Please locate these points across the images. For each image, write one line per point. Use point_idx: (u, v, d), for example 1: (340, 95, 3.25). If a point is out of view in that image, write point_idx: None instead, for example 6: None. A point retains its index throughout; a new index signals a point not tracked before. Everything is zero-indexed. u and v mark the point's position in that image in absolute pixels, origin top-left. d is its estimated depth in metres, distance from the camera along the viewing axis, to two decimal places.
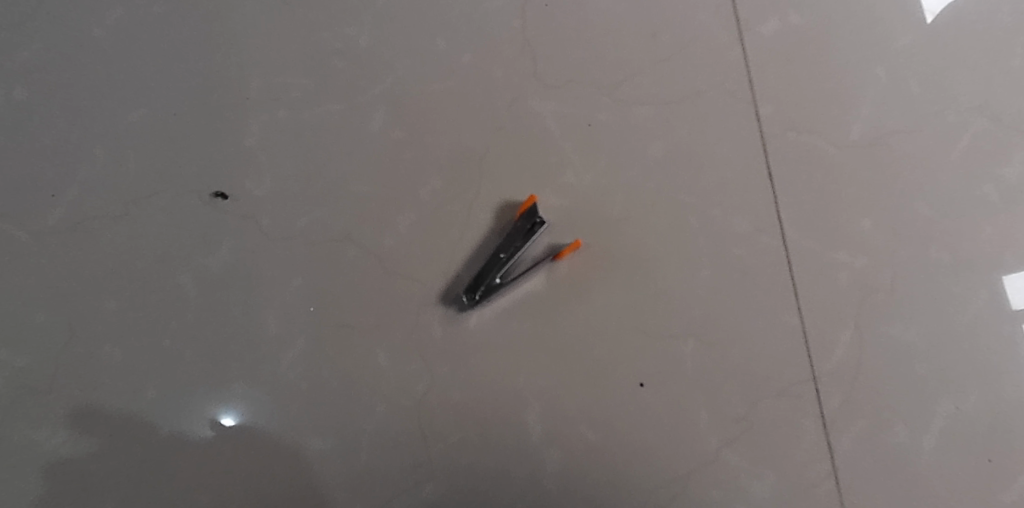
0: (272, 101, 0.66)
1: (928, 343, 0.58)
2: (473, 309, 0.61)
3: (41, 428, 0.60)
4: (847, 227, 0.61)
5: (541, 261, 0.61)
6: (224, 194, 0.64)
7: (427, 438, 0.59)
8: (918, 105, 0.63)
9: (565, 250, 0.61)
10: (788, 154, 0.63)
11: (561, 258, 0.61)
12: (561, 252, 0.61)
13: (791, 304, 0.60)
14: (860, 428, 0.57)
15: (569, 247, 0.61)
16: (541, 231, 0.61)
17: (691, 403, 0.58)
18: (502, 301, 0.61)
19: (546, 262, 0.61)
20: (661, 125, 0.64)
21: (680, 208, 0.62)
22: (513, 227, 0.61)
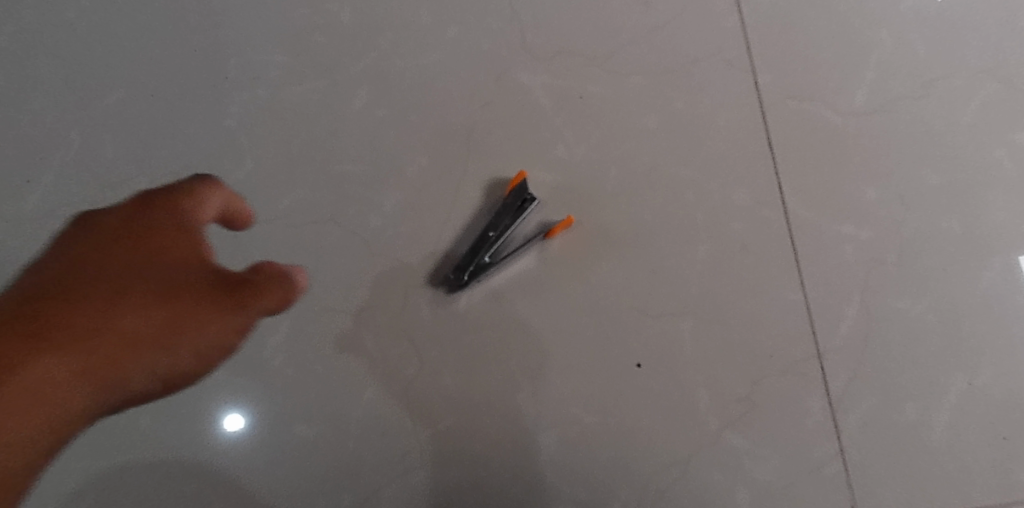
0: (252, 81, 0.64)
1: (937, 317, 0.56)
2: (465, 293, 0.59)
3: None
4: (851, 197, 0.58)
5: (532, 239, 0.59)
6: (203, 176, 0.62)
7: (417, 424, 0.57)
8: (926, 68, 0.60)
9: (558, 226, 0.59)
10: (789, 123, 0.60)
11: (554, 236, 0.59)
12: (553, 229, 0.59)
13: (793, 279, 0.57)
14: (869, 407, 0.55)
15: (561, 224, 0.59)
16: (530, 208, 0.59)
17: (691, 383, 0.56)
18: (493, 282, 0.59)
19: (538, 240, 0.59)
20: (656, 96, 0.61)
21: (676, 181, 0.60)
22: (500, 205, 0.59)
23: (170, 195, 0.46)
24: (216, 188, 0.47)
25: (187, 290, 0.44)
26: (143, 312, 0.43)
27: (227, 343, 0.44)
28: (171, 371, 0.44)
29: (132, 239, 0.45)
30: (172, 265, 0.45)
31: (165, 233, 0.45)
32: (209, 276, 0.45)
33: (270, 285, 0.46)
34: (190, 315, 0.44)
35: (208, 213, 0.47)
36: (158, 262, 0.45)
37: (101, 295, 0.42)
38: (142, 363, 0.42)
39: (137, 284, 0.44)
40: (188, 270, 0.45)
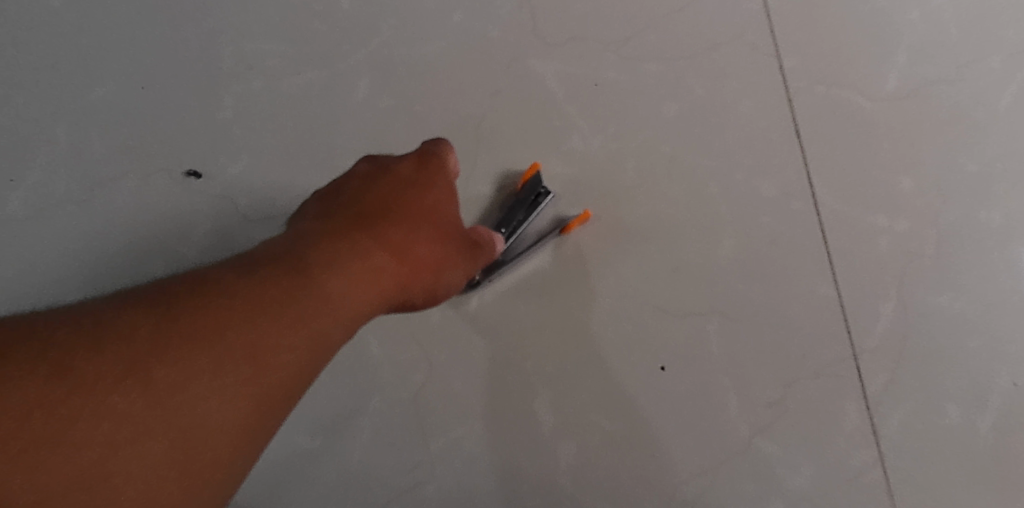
0: (248, 72, 0.60)
1: (980, 314, 0.52)
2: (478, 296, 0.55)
3: (24, 294, 0.57)
4: (885, 188, 0.55)
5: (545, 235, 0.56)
6: (197, 173, 0.59)
7: (427, 433, 0.54)
8: (962, 50, 0.57)
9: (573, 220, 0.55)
10: (817, 109, 0.57)
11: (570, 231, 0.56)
12: (569, 225, 0.55)
13: (825, 275, 0.54)
14: (909, 410, 0.51)
15: (578, 219, 0.55)
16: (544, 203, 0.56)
17: (719, 387, 0.53)
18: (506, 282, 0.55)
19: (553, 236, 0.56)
20: (675, 83, 0.58)
21: (698, 172, 0.56)
22: (511, 201, 0.56)
23: (408, 157, 0.49)
24: (452, 152, 0.50)
25: (420, 240, 0.45)
26: (369, 278, 0.40)
27: (455, 281, 0.47)
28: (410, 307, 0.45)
29: (372, 192, 0.46)
30: (441, 214, 0.47)
31: (427, 194, 0.47)
32: (456, 225, 0.48)
33: (486, 239, 0.50)
34: (434, 262, 0.45)
35: (449, 163, 0.49)
36: (389, 226, 0.44)
37: (323, 257, 0.39)
38: (390, 293, 0.42)
39: (389, 232, 0.43)
40: (437, 204, 0.47)
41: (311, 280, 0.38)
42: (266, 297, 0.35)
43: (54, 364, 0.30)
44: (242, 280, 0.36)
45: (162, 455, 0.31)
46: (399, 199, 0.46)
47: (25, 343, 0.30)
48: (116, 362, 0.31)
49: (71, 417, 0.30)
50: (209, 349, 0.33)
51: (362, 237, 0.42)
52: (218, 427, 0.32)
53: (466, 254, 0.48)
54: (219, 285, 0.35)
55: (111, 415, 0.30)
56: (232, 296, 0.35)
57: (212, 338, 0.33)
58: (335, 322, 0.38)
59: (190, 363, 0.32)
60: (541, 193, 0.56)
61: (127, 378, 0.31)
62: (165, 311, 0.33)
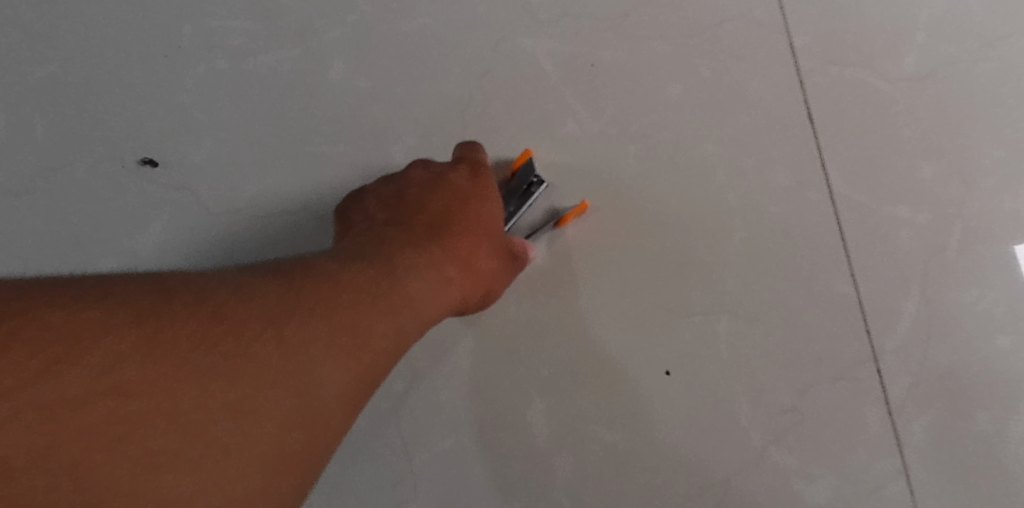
0: (210, 50, 0.55)
1: (1009, 311, 0.48)
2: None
3: None
4: (905, 175, 0.51)
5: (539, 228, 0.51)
6: (153, 162, 0.53)
7: (410, 446, 0.49)
8: (984, 28, 0.53)
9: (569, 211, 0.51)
10: (831, 92, 0.53)
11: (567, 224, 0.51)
12: (565, 217, 0.51)
13: (842, 270, 0.50)
14: (934, 417, 0.47)
15: (574, 210, 0.51)
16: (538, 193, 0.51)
17: (729, 393, 0.48)
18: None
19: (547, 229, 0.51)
20: (678, 63, 0.53)
21: (704, 160, 0.52)
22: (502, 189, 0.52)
23: (461, 162, 0.50)
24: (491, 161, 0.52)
25: (481, 252, 0.47)
26: (441, 289, 0.44)
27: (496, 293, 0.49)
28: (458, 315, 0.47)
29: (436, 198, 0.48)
30: (492, 224, 0.48)
31: (485, 205, 0.48)
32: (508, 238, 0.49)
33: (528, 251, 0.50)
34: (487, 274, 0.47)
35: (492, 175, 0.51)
36: (450, 237, 0.46)
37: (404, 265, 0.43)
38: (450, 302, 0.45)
39: (453, 243, 0.46)
40: (492, 216, 0.49)
41: (396, 282, 0.41)
42: (361, 294, 0.38)
43: (183, 324, 0.32)
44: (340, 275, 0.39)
45: (269, 426, 0.32)
46: (460, 207, 0.48)
47: (162, 299, 0.33)
48: (232, 332, 0.33)
49: (194, 373, 0.31)
50: (317, 330, 0.35)
51: (428, 247, 0.45)
52: (316, 411, 0.34)
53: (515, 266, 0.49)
54: (323, 276, 0.38)
55: (226, 378, 0.32)
56: (337, 287, 0.38)
57: (317, 321, 0.36)
58: (412, 324, 0.41)
59: (299, 343, 0.34)
60: (535, 182, 0.51)
61: (247, 346, 0.33)
62: (286, 287, 0.36)
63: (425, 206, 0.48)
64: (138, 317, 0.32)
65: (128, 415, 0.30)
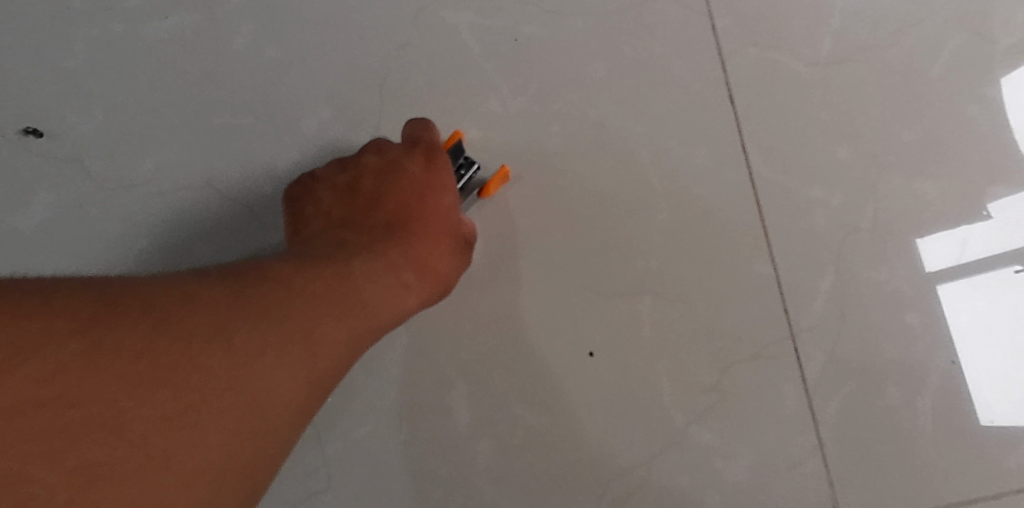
0: (102, 12, 0.50)
1: (917, 289, 0.50)
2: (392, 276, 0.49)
3: None
4: (820, 157, 0.52)
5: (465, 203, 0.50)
6: (38, 132, 0.49)
7: (324, 435, 0.47)
8: (894, 16, 0.55)
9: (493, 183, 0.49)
10: (750, 74, 0.53)
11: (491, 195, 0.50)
12: (489, 186, 0.49)
13: (762, 250, 0.50)
14: (848, 393, 0.48)
15: (497, 177, 0.49)
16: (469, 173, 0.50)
17: (652, 373, 0.48)
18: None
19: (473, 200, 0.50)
20: (602, 41, 0.53)
21: (627, 139, 0.51)
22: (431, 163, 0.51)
23: (416, 150, 0.48)
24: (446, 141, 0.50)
25: (439, 251, 0.46)
26: (398, 292, 0.44)
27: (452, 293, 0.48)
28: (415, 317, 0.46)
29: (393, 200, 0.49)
30: (449, 221, 0.48)
31: (442, 198, 0.48)
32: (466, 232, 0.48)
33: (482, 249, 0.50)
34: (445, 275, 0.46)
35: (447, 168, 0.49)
36: (407, 239, 0.47)
37: (356, 269, 0.43)
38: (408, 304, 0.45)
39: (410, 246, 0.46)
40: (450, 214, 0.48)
41: (353, 287, 0.42)
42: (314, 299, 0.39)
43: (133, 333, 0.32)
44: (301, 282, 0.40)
45: (217, 432, 0.34)
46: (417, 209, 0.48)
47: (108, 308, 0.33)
48: (188, 339, 0.34)
49: (143, 386, 0.32)
50: (266, 338, 0.36)
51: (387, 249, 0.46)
52: (267, 412, 0.36)
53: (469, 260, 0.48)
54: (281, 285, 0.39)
55: (174, 390, 0.33)
56: (295, 295, 0.39)
57: (270, 329, 0.37)
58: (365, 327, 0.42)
59: (253, 351, 0.36)
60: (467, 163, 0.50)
61: (196, 354, 0.34)
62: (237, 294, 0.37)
63: (382, 206, 0.49)
64: (80, 325, 0.31)
65: (71, 423, 0.30)
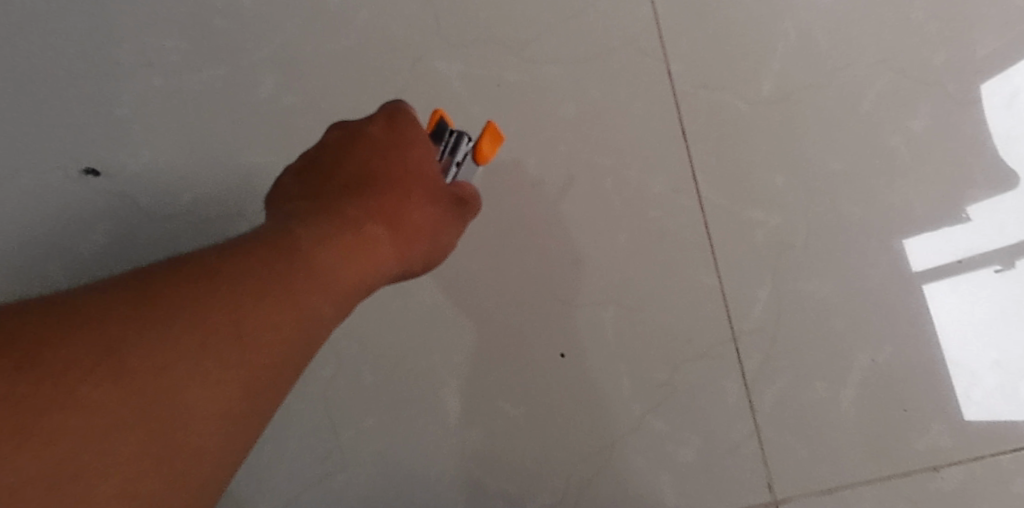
0: (147, 68, 0.59)
1: (843, 298, 0.58)
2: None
3: None
4: (761, 184, 0.60)
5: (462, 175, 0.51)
6: (95, 171, 0.58)
7: (337, 424, 0.56)
8: (828, 59, 0.63)
9: (490, 145, 0.50)
10: (701, 112, 0.61)
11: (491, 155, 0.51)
12: (484, 144, 0.50)
13: (709, 265, 0.59)
14: (781, 387, 0.57)
15: (488, 136, 0.50)
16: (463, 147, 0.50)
17: (614, 371, 0.57)
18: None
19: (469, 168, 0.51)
20: (572, 85, 0.61)
21: (594, 170, 0.60)
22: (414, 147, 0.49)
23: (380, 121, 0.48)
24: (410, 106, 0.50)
25: (412, 207, 0.46)
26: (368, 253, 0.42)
27: (444, 246, 0.48)
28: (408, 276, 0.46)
29: (360, 163, 0.46)
30: (423, 178, 0.47)
31: (407, 158, 0.47)
32: (442, 186, 0.48)
33: (472, 199, 0.50)
34: (427, 228, 0.47)
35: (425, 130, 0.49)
36: (379, 199, 0.45)
37: (316, 235, 0.40)
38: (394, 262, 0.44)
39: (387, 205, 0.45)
40: (424, 170, 0.47)
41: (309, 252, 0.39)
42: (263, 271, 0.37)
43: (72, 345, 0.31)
44: (252, 257, 0.37)
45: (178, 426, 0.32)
46: (388, 170, 0.46)
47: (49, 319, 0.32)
48: (143, 334, 0.33)
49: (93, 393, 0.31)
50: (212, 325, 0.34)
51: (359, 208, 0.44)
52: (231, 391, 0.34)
53: (452, 211, 0.49)
54: (238, 253, 0.37)
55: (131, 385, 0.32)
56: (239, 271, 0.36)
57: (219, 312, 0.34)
58: (345, 292, 0.40)
59: (217, 331, 0.34)
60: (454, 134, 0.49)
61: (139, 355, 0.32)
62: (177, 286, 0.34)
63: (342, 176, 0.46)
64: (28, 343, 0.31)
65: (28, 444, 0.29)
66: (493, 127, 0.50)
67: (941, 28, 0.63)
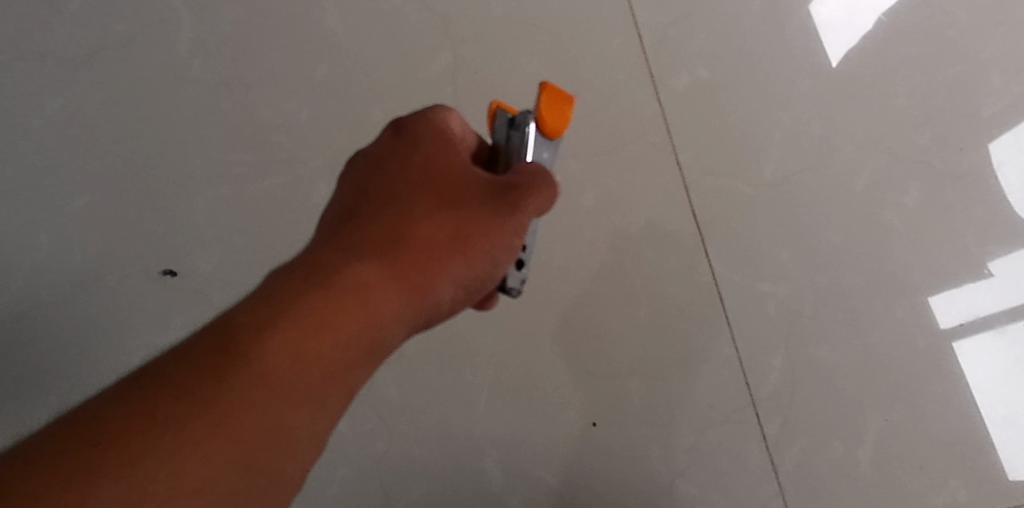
0: (216, 178, 0.67)
1: (851, 362, 0.64)
2: (521, 286, 0.47)
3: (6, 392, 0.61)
4: (769, 259, 0.66)
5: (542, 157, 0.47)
6: (172, 272, 0.65)
7: (390, 497, 0.60)
8: (822, 144, 0.70)
9: (554, 107, 0.47)
10: (709, 196, 0.68)
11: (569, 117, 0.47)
12: (546, 106, 0.47)
13: (726, 336, 0.64)
14: (800, 448, 0.61)
15: (547, 97, 0.47)
16: (522, 121, 0.47)
17: (643, 438, 0.61)
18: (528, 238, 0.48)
19: (551, 141, 0.48)
20: (592, 176, 0.68)
21: (615, 252, 0.66)
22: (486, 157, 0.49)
23: (406, 133, 0.45)
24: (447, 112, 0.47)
25: (447, 215, 0.42)
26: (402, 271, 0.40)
27: (509, 244, 0.43)
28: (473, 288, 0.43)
29: (389, 176, 0.43)
30: (460, 178, 0.43)
31: (439, 165, 0.44)
32: (485, 181, 0.43)
33: (532, 183, 0.43)
34: (469, 230, 0.42)
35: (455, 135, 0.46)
36: (417, 209, 0.42)
37: (342, 260, 0.39)
38: (447, 270, 0.41)
39: (426, 214, 0.42)
40: (458, 171, 0.44)
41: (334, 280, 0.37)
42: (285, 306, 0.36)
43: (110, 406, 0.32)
44: (283, 291, 0.36)
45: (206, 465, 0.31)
46: (418, 179, 0.43)
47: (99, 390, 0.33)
48: (177, 390, 0.32)
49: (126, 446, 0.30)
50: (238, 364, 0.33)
51: (393, 223, 0.41)
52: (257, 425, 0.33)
53: (504, 201, 0.43)
54: (264, 292, 0.36)
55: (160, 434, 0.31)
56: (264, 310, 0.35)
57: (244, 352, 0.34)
58: (388, 307, 0.38)
59: (255, 369, 0.33)
60: (512, 122, 0.48)
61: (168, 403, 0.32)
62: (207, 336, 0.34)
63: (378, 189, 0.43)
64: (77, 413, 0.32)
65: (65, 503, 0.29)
66: (546, 84, 0.47)
67: (921, 112, 0.71)
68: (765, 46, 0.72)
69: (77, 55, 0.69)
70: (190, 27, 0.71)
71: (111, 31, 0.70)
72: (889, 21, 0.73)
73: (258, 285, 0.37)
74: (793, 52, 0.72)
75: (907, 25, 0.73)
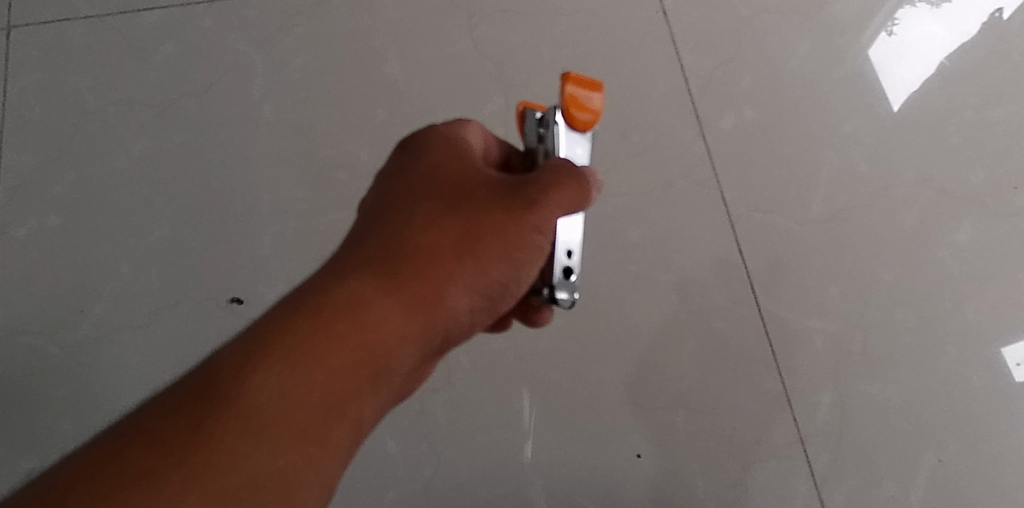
0: (282, 213, 0.72)
1: (903, 400, 0.63)
2: (573, 296, 0.48)
3: (90, 409, 0.66)
4: (816, 295, 0.66)
5: (576, 151, 0.50)
6: (239, 299, 0.69)
7: None
8: (871, 182, 0.70)
9: (580, 95, 0.49)
10: (755, 232, 0.69)
11: (599, 105, 0.50)
12: (576, 96, 0.49)
13: (773, 371, 0.64)
14: (849, 486, 0.61)
15: (572, 87, 0.49)
16: (550, 119, 0.49)
17: (689, 471, 0.62)
18: (576, 243, 0.49)
19: (583, 131, 0.50)
20: (638, 213, 0.70)
21: (661, 287, 0.67)
22: (524, 161, 0.53)
23: (423, 144, 0.48)
24: (461, 129, 0.49)
25: (460, 222, 0.44)
26: (417, 280, 0.42)
27: (534, 242, 0.45)
28: (501, 286, 0.46)
29: (410, 185, 0.46)
30: (475, 188, 0.45)
31: (452, 176, 0.46)
32: (504, 183, 0.46)
33: (552, 181, 0.45)
34: (482, 234, 0.44)
35: (471, 146, 0.49)
36: (433, 220, 0.44)
37: (360, 274, 0.42)
38: (468, 273, 0.44)
39: (448, 219, 0.44)
40: (476, 175, 0.46)
41: (353, 294, 0.41)
42: (306, 318, 0.39)
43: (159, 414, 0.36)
44: (307, 303, 0.40)
45: (248, 454, 0.35)
46: (437, 186, 0.46)
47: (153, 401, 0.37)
48: (214, 397, 0.36)
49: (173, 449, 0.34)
50: (265, 374, 0.37)
51: (416, 230, 0.44)
52: (289, 421, 0.37)
53: (524, 199, 0.45)
54: (290, 306, 0.40)
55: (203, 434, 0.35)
56: (287, 325, 0.39)
57: (270, 360, 0.37)
58: (405, 312, 0.42)
59: (283, 374, 0.37)
60: (541, 120, 0.50)
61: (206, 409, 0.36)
62: (241, 349, 0.38)
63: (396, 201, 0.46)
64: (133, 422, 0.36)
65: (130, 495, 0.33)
66: (569, 77, 0.49)
67: (974, 150, 0.71)
68: (811, 87, 0.74)
69: (162, 100, 0.76)
70: (262, 75, 0.77)
71: (191, 78, 0.77)
72: (944, 59, 0.74)
73: (285, 299, 0.41)
74: (840, 92, 0.74)
75: (958, 65, 0.74)
